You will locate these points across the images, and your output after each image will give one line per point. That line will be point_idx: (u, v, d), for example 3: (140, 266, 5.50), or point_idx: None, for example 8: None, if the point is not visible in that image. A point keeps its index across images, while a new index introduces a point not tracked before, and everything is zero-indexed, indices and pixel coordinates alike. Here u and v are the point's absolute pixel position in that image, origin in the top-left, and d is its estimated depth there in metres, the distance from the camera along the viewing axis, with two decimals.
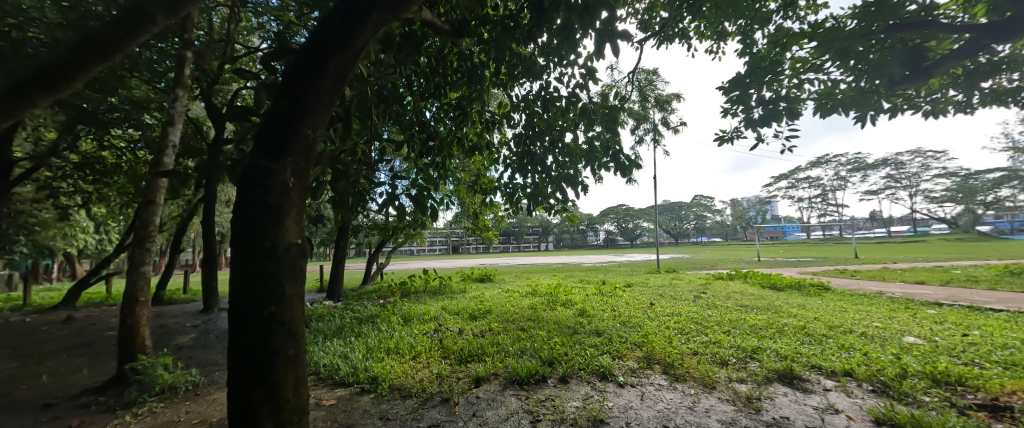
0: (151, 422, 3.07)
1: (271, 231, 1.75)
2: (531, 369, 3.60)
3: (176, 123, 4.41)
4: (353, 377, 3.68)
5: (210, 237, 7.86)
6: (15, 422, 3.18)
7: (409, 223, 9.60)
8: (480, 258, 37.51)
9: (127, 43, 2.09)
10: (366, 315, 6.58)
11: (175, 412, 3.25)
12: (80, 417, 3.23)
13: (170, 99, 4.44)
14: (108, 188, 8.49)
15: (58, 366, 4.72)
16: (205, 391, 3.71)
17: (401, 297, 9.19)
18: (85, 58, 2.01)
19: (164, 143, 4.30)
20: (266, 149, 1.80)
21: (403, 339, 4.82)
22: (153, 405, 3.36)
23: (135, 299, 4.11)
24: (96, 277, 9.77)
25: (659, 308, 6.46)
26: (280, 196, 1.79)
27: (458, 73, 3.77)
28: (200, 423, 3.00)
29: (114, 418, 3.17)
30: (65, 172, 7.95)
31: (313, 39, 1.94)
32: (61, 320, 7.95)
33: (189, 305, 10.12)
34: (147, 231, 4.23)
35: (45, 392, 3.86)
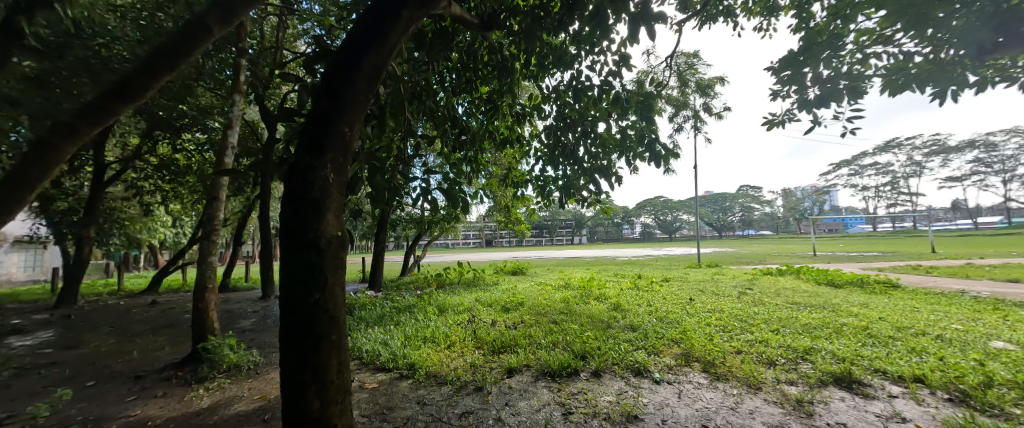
0: (221, 396, 3.45)
1: (313, 223, 1.87)
2: (563, 361, 3.59)
3: (235, 126, 4.78)
4: (393, 363, 3.88)
5: (267, 231, 8.54)
6: (113, 390, 3.68)
7: (443, 217, 9.86)
8: (513, 252, 37.67)
9: (188, 53, 2.29)
10: (404, 304, 6.89)
11: (240, 387, 3.61)
12: (163, 389, 3.68)
13: (228, 104, 4.80)
14: (181, 187, 9.43)
15: (148, 343, 5.41)
16: (263, 370, 4.08)
17: (437, 289, 9.48)
18: (157, 68, 2.22)
19: (225, 145, 4.71)
20: (307, 147, 1.91)
21: (439, 328, 4.99)
22: (222, 380, 3.75)
23: (204, 286, 4.57)
24: (174, 267, 10.94)
25: (700, 304, 6.18)
26: (321, 190, 1.90)
27: (489, 67, 3.77)
28: (261, 399, 3.31)
29: (191, 391, 3.58)
30: (147, 172, 8.93)
31: (347, 43, 2.02)
32: (148, 304, 9.04)
33: (250, 293, 11.07)
34: (213, 226, 4.67)
35: (137, 365, 4.43)
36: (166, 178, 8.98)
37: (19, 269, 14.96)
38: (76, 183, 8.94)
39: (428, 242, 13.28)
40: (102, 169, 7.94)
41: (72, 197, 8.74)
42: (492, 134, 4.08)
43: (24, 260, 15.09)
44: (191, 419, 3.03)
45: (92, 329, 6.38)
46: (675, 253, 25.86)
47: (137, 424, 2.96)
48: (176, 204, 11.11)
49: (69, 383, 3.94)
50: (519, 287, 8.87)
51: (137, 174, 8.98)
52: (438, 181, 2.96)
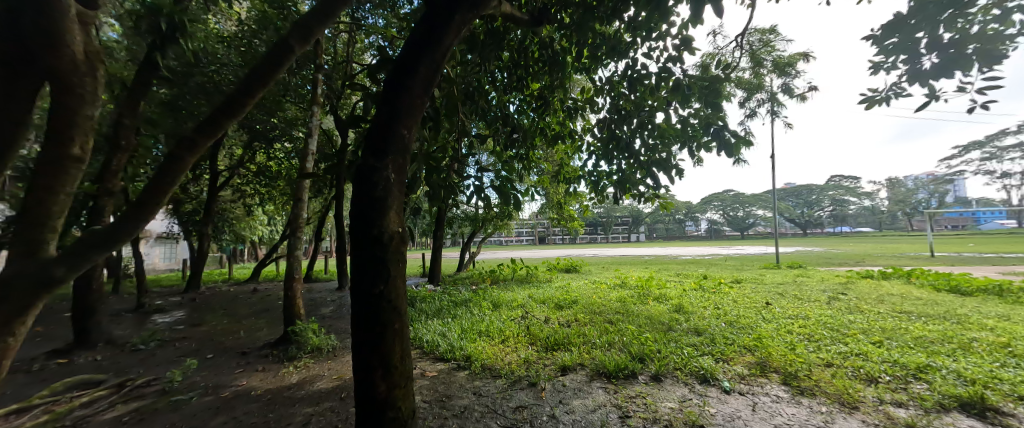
0: (306, 373, 3.91)
1: (377, 219, 2.01)
2: (620, 363, 3.47)
3: (314, 134, 5.34)
4: (451, 354, 4.06)
5: (342, 228, 9.42)
6: (226, 363, 4.36)
7: (497, 214, 10.05)
8: (569, 249, 37.16)
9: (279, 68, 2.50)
10: (461, 298, 7.16)
11: (321, 367, 4.06)
12: (261, 364, 4.26)
13: (309, 115, 5.37)
14: (274, 190, 10.78)
15: (251, 325, 6.30)
16: (339, 354, 4.51)
17: (491, 284, 9.71)
18: (256, 82, 2.42)
19: (306, 151, 5.28)
20: (371, 150, 2.05)
21: (493, 323, 5.11)
22: (307, 360, 4.24)
23: (292, 276, 5.18)
24: (270, 259, 12.57)
25: (779, 308, 5.57)
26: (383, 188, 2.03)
27: (540, 63, 3.74)
28: (337, 378, 3.69)
29: (283, 367, 4.10)
30: (248, 178, 10.36)
31: (405, 50, 2.15)
32: (251, 291, 10.50)
33: (330, 283, 12.33)
34: (298, 223, 5.27)
35: (242, 343, 5.18)
36: (264, 183, 10.33)
37: (160, 260, 18.28)
38: (198, 188, 10.68)
39: (484, 238, 13.65)
40: (216, 176, 9.36)
41: (195, 200, 10.46)
42: (544, 130, 4.07)
43: (163, 253, 18.42)
44: (283, 392, 3.47)
45: (212, 310, 7.60)
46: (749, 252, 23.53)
47: (243, 392, 3.47)
48: (272, 205, 12.75)
49: (195, 354, 4.75)
50: (572, 285, 8.72)
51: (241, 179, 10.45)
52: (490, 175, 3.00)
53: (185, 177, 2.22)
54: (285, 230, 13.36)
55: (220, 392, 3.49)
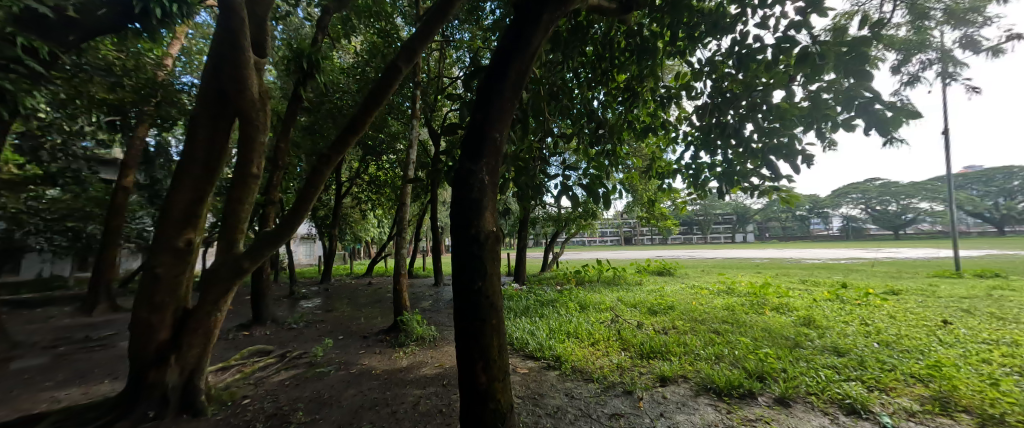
0: (413, 359, 4.38)
1: (473, 226, 1.53)
2: (733, 380, 3.16)
3: (414, 144, 5.94)
4: (540, 353, 4.16)
5: (437, 229, 10.29)
6: (352, 344, 5.11)
7: (581, 214, 9.95)
8: (661, 250, 34.78)
9: (388, 91, 2.74)
10: (547, 298, 7.26)
11: (425, 355, 4.51)
12: (378, 348, 4.89)
13: (409, 127, 5.99)
14: (382, 195, 12.26)
15: (369, 314, 7.27)
16: (440, 344, 4.94)
17: (577, 285, 9.64)
18: (372, 105, 2.74)
19: (408, 160, 5.90)
20: (466, 151, 1.64)
21: (581, 325, 5.06)
22: (414, 347, 4.74)
23: (399, 271, 5.82)
24: (379, 257, 14.33)
25: (965, 330, 4.37)
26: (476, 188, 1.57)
27: (627, 53, 3.58)
28: (439, 366, 4.06)
29: (395, 352, 4.66)
30: (362, 186, 11.96)
31: (502, 41, 1.72)
32: (366, 284, 12.12)
33: (428, 279, 13.58)
34: (403, 224, 5.92)
35: (362, 328, 6.02)
36: (374, 190, 11.83)
37: (302, 257, 22.23)
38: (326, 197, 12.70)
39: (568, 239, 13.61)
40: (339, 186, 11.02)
41: (324, 206, 12.45)
42: (631, 124, 3.93)
43: (303, 251, 22.36)
44: (396, 374, 3.93)
45: (339, 300, 8.95)
46: (898, 256, 19.14)
47: (366, 371, 4.03)
48: (381, 210, 14.53)
49: (329, 335, 5.67)
50: (667, 289, 8.14)
51: (358, 187, 12.11)
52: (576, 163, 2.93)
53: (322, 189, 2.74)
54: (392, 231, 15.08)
55: (349, 368, 4.12)
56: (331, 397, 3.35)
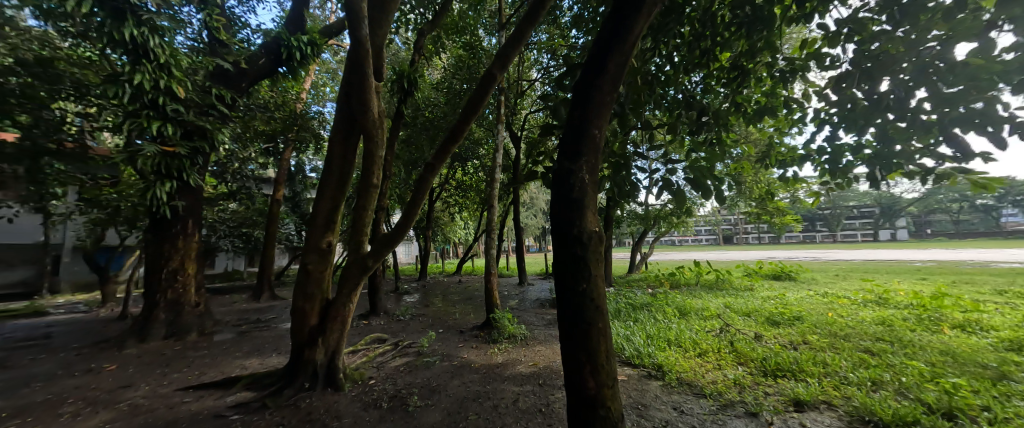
0: (507, 356, 4.60)
1: (575, 224, 1.49)
2: (905, 413, 2.62)
3: (499, 148, 6.22)
4: (639, 360, 4.07)
5: (519, 229, 10.60)
6: (450, 338, 5.54)
7: (673, 212, 9.45)
8: (762, 251, 31.33)
9: (483, 98, 2.88)
10: (639, 301, 7.05)
11: (518, 352, 4.69)
12: (475, 342, 5.25)
13: (495, 131, 6.31)
14: (468, 198, 12.97)
15: (464, 310, 7.78)
16: (531, 342, 5.12)
17: (671, 289, 9.20)
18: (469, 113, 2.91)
19: (494, 163, 6.23)
20: (564, 151, 1.61)
21: (684, 333, 4.84)
22: (507, 345, 4.96)
23: (489, 271, 6.05)
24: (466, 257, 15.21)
25: None
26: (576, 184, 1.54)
27: (731, 27, 3.08)
28: (533, 365, 4.20)
29: (490, 348, 4.94)
30: (450, 190, 12.79)
31: (598, 36, 1.66)
32: (456, 282, 12.94)
33: (512, 279, 14.04)
34: (491, 225, 6.22)
35: (457, 324, 6.45)
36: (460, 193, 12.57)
37: (402, 256, 24.60)
38: None
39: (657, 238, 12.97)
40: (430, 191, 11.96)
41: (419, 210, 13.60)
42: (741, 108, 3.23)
43: (404, 250, 24.73)
44: (494, 369, 4.15)
45: (435, 296, 9.75)
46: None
47: (465, 363, 4.32)
48: (469, 212, 15.34)
49: (431, 328, 6.21)
50: (789, 298, 7.24)
51: (447, 191, 12.96)
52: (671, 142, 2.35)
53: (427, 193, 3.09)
54: (479, 232, 15.82)
55: (451, 360, 4.47)
56: (440, 386, 3.68)
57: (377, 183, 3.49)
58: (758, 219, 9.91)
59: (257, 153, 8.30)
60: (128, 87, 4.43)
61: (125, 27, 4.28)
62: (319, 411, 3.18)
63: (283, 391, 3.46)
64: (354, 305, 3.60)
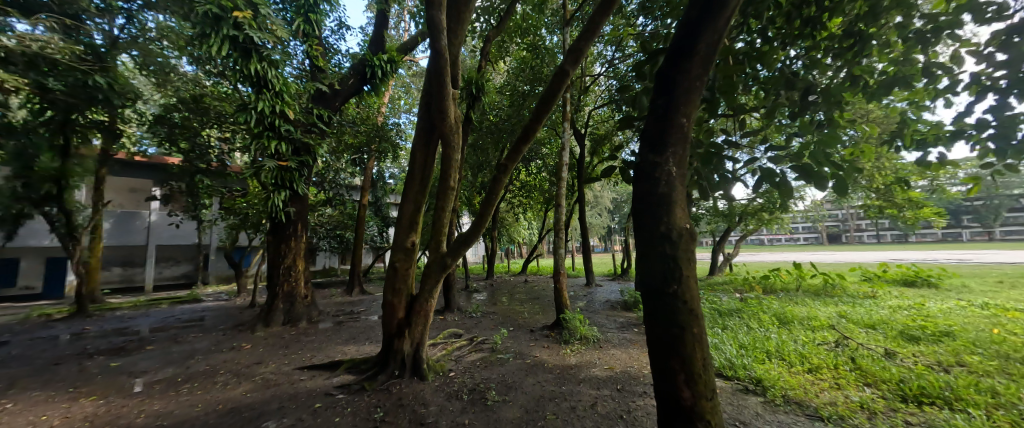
0: (581, 358, 4.64)
1: (661, 223, 1.31)
2: None
3: (565, 148, 6.32)
4: (732, 372, 3.79)
5: (584, 229, 10.54)
6: (522, 336, 5.73)
7: (766, 206, 8.66)
8: (866, 252, 27.56)
9: (554, 96, 2.91)
10: (725, 306, 6.63)
11: (592, 355, 4.72)
12: (546, 342, 5.37)
13: (562, 131, 6.41)
14: (531, 199, 13.16)
15: (532, 310, 7.95)
16: (604, 346, 5.12)
17: (766, 294, 8.50)
18: (541, 113, 3.01)
19: (561, 162, 6.31)
20: (646, 144, 1.42)
21: (787, 345, 4.47)
22: (579, 347, 5.03)
23: (558, 271, 6.01)
24: (531, 257, 15.49)
25: None
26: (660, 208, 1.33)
27: None
28: (609, 369, 4.18)
29: (562, 348, 5.03)
30: (514, 192, 13.10)
31: (685, 16, 1.46)
32: (522, 282, 13.29)
33: (578, 280, 13.99)
34: (560, 226, 6.23)
35: (527, 323, 6.62)
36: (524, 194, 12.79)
37: (470, 256, 25.71)
38: None
39: (741, 237, 12.03)
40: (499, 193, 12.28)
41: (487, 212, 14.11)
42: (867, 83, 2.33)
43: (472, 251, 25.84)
44: (568, 370, 4.21)
45: (501, 295, 10.12)
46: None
47: (538, 363, 4.44)
48: (532, 212, 15.53)
49: (503, 326, 6.46)
50: (930, 308, 6.24)
51: (513, 193, 13.22)
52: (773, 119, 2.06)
53: (501, 190, 3.41)
54: (542, 233, 15.94)
55: (525, 358, 4.62)
56: (515, 383, 3.84)
57: (455, 184, 3.81)
58: (879, 213, 8.60)
59: (348, 163, 9.27)
60: (253, 112, 5.54)
61: (251, 63, 5.44)
62: (409, 397, 3.50)
63: (377, 377, 3.83)
64: (435, 300, 3.91)
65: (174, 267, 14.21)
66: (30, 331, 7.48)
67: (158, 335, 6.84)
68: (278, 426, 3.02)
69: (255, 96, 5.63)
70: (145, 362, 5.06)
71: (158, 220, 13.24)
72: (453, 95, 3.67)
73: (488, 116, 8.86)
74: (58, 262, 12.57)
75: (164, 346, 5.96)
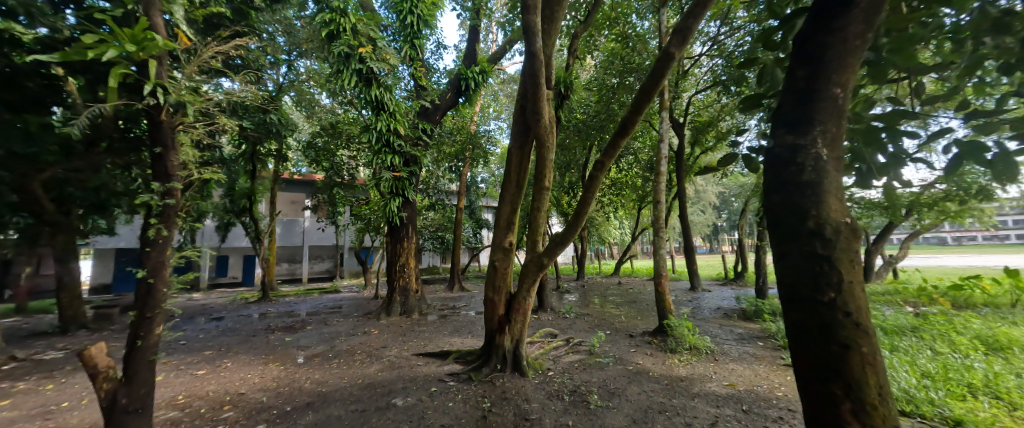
0: (692, 370, 4.24)
1: (805, 221, 0.86)
2: None
3: (664, 138, 5.83)
4: (910, 407, 3.03)
5: (687, 228, 9.66)
6: (622, 341, 5.49)
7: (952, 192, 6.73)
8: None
9: (656, 85, 2.80)
10: (888, 321, 5.38)
11: (706, 369, 4.27)
12: (648, 350, 5.05)
13: (660, 121, 5.95)
14: (626, 196, 12.58)
15: (629, 313, 7.57)
16: (720, 359, 4.61)
17: (955, 309, 6.67)
18: (641, 103, 2.93)
19: (659, 155, 5.85)
20: (785, 108, 0.97)
21: (1001, 378, 3.42)
22: (690, 357, 4.63)
23: (659, 273, 5.56)
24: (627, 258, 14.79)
25: None
26: (813, 234, 0.85)
27: None
28: (729, 386, 3.74)
29: (669, 357, 4.68)
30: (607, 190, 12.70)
31: None
32: (618, 284, 12.78)
33: (682, 283, 12.88)
34: (660, 224, 5.77)
35: (626, 327, 6.34)
36: (616, 192, 12.26)
37: (562, 256, 25.74)
38: None
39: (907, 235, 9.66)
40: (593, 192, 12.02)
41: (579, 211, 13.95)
42: None
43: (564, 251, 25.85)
44: (678, 382, 3.89)
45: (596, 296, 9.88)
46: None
47: (643, 370, 4.20)
48: (625, 210, 14.80)
49: (600, 328, 6.29)
50: None
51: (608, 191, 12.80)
52: (955, 73, 1.52)
53: (599, 185, 3.37)
54: (637, 232, 15.10)
55: (626, 364, 4.40)
56: (618, 389, 3.69)
57: (549, 183, 3.82)
58: None
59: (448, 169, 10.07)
60: (374, 132, 6.50)
61: (373, 90, 6.39)
62: (511, 391, 3.61)
63: (482, 369, 4.04)
64: (533, 298, 4.00)
65: (320, 262, 17.16)
66: (234, 309, 9.86)
67: (315, 317, 8.34)
68: (404, 403, 3.42)
69: (375, 117, 6.53)
70: (305, 340, 6.20)
71: (310, 225, 15.91)
72: (547, 95, 3.69)
73: (575, 114, 8.70)
74: (251, 259, 15.99)
75: (317, 327, 7.23)
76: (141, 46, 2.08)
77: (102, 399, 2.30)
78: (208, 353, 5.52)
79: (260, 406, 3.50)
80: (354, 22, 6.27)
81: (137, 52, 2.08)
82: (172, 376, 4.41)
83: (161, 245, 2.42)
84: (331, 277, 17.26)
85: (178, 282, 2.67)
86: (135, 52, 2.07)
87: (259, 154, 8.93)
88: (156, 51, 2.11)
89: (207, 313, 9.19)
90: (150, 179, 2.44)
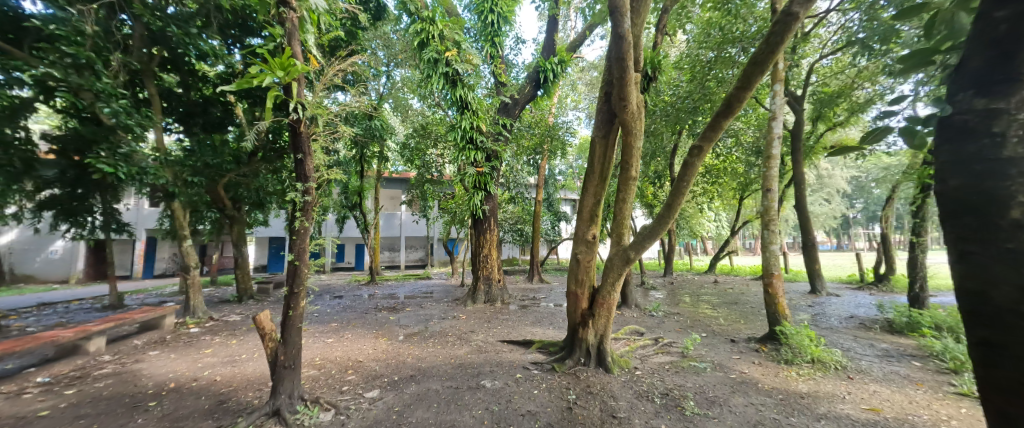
0: (815, 386, 3.67)
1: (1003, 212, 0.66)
2: None
3: (777, 115, 5.05)
4: None
5: (805, 221, 8.32)
6: (723, 345, 4.99)
7: None
8: None
9: (776, 52, 2.45)
10: None
11: (834, 386, 3.67)
12: (756, 358, 4.48)
13: (772, 96, 5.15)
14: (724, 185, 11.31)
15: (729, 316, 6.83)
16: (856, 377, 3.88)
17: None
18: (753, 75, 2.59)
19: (771, 135, 5.08)
20: (976, 79, 0.75)
21: None
22: (812, 371, 4.00)
23: (769, 272, 4.88)
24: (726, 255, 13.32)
25: None
26: (1016, 229, 0.64)
27: None
28: (869, 410, 3.14)
29: (784, 369, 4.11)
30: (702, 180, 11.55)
31: None
32: (716, 283, 11.61)
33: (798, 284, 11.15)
34: (770, 216, 5.04)
35: (727, 331, 5.74)
36: (712, 181, 11.03)
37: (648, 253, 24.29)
38: None
39: None
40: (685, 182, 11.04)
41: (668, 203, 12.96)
42: None
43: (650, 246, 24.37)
44: (799, 398, 3.40)
45: (686, 295, 9.13)
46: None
47: (750, 381, 3.76)
48: (723, 201, 13.32)
49: (694, 329, 5.81)
50: None
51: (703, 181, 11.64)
52: None
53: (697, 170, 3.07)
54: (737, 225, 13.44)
55: (728, 372, 4.00)
56: (719, 398, 3.36)
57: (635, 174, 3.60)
58: None
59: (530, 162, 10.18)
60: (459, 130, 6.91)
61: (459, 90, 6.75)
62: (597, 387, 3.55)
63: (565, 361, 4.03)
64: (617, 294, 3.86)
65: (414, 251, 18.94)
66: (349, 290, 11.42)
67: (411, 300, 9.26)
68: (493, 385, 3.61)
69: (460, 116, 6.92)
70: (405, 320, 6.89)
71: (406, 218, 17.65)
72: (634, 79, 3.47)
73: (662, 97, 8.02)
74: (361, 247, 18.40)
75: (414, 309, 8.00)
76: (286, 70, 2.51)
77: (268, 354, 2.88)
78: (333, 325, 6.52)
79: (374, 373, 4.02)
80: (442, 28, 6.67)
81: (284, 76, 2.51)
82: (311, 341, 5.33)
83: (302, 233, 2.91)
84: (424, 265, 18.92)
85: (315, 264, 3.18)
86: (283, 77, 2.50)
87: (365, 154, 10.12)
88: (296, 74, 2.53)
89: (331, 292, 10.84)
90: (294, 180, 2.96)
